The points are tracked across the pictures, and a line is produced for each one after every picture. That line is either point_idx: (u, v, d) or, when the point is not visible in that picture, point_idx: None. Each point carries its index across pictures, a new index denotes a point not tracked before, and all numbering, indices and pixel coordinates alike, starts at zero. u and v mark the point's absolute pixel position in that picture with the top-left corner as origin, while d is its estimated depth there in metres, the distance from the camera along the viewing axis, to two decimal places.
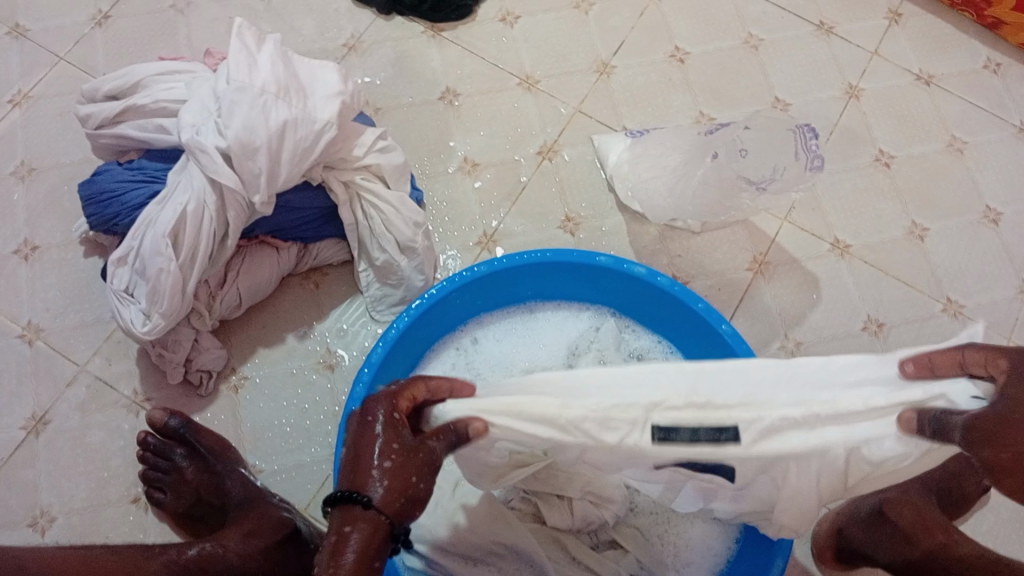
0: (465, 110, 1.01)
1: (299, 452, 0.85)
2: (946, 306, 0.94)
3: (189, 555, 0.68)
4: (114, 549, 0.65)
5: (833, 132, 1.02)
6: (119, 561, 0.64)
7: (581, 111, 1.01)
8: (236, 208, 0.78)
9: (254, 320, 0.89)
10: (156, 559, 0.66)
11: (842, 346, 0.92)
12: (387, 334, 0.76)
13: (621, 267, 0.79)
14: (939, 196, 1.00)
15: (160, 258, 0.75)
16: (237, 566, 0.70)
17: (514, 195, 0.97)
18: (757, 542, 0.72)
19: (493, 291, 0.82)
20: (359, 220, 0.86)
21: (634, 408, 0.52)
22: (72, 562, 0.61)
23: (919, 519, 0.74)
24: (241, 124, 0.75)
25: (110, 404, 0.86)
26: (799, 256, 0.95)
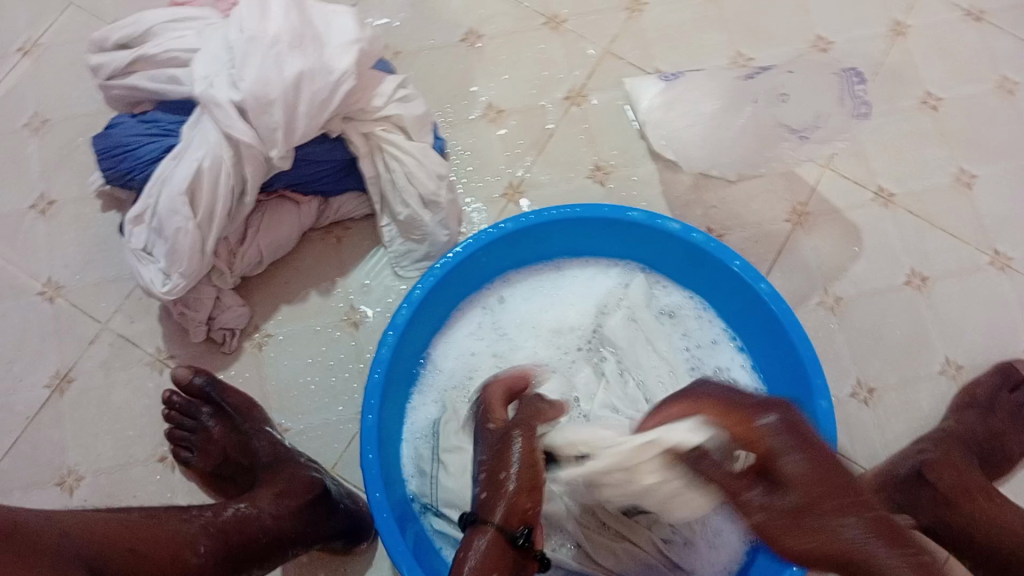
0: (489, 53, 0.96)
1: (324, 411, 0.84)
2: (993, 259, 0.90)
3: (225, 517, 0.68)
4: (151, 512, 0.64)
5: (878, 72, 0.97)
6: (159, 528, 0.62)
7: (611, 53, 0.96)
8: (253, 163, 0.74)
9: (275, 277, 0.87)
10: (193, 522, 0.65)
11: (883, 301, 0.88)
12: (411, 295, 0.73)
13: (654, 223, 0.76)
14: (988, 140, 0.94)
15: (177, 217, 0.73)
16: (271, 530, 0.70)
17: (541, 143, 0.93)
18: None
19: (519, 249, 0.80)
20: (381, 173, 0.83)
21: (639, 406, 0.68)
22: (113, 530, 0.59)
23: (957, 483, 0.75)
24: (255, 76, 0.72)
25: (132, 362, 0.85)
26: (839, 205, 0.91)
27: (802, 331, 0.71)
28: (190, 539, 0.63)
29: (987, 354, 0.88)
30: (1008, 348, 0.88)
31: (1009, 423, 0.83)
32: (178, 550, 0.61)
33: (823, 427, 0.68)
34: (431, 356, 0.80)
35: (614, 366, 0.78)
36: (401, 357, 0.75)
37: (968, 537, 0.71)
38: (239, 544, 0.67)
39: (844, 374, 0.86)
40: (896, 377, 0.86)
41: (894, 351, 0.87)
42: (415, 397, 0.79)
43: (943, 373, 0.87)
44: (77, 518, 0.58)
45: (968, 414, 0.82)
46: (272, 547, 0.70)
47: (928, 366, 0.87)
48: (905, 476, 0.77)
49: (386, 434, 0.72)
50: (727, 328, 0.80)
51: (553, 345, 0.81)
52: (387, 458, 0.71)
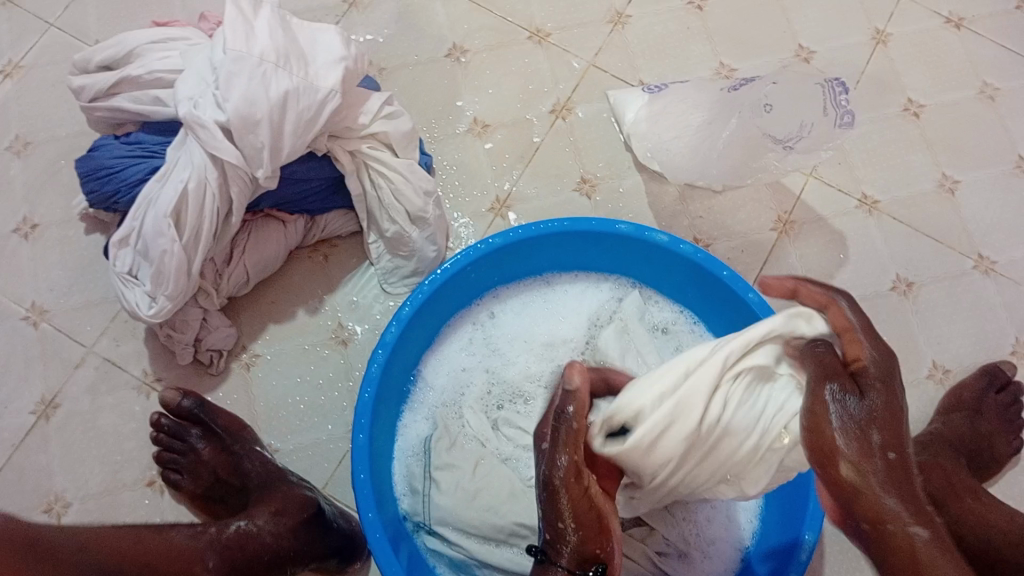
0: (474, 68, 0.96)
1: (314, 431, 0.83)
2: (977, 263, 0.91)
3: (229, 534, 0.68)
4: (161, 527, 0.65)
5: (861, 80, 0.97)
6: (169, 542, 0.63)
7: (595, 66, 0.97)
8: (239, 184, 0.74)
9: (263, 296, 0.87)
10: (201, 538, 0.65)
11: (871, 308, 0.89)
12: (401, 313, 0.73)
13: (642, 235, 0.76)
14: (970, 145, 0.95)
15: (163, 239, 0.73)
16: (271, 549, 0.70)
17: (528, 157, 0.93)
18: (785, 511, 0.71)
19: (508, 264, 0.79)
20: (367, 190, 0.83)
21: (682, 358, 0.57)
22: (127, 542, 0.60)
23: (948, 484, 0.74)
24: (241, 96, 0.71)
25: (120, 385, 0.84)
26: (825, 214, 0.92)
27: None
28: (196, 554, 0.64)
29: (974, 358, 0.88)
30: (994, 352, 0.89)
31: (996, 425, 0.84)
32: (186, 565, 0.63)
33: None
34: (422, 374, 0.80)
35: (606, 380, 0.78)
36: (391, 376, 0.74)
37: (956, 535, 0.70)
38: (244, 559, 0.67)
39: None
40: None
41: None
42: (407, 415, 0.79)
43: (931, 377, 0.87)
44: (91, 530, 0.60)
45: (956, 416, 0.83)
46: (276, 566, 0.70)
47: (915, 371, 0.87)
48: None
49: (377, 453, 0.72)
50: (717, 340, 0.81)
51: (544, 360, 0.81)
52: (379, 477, 0.71)
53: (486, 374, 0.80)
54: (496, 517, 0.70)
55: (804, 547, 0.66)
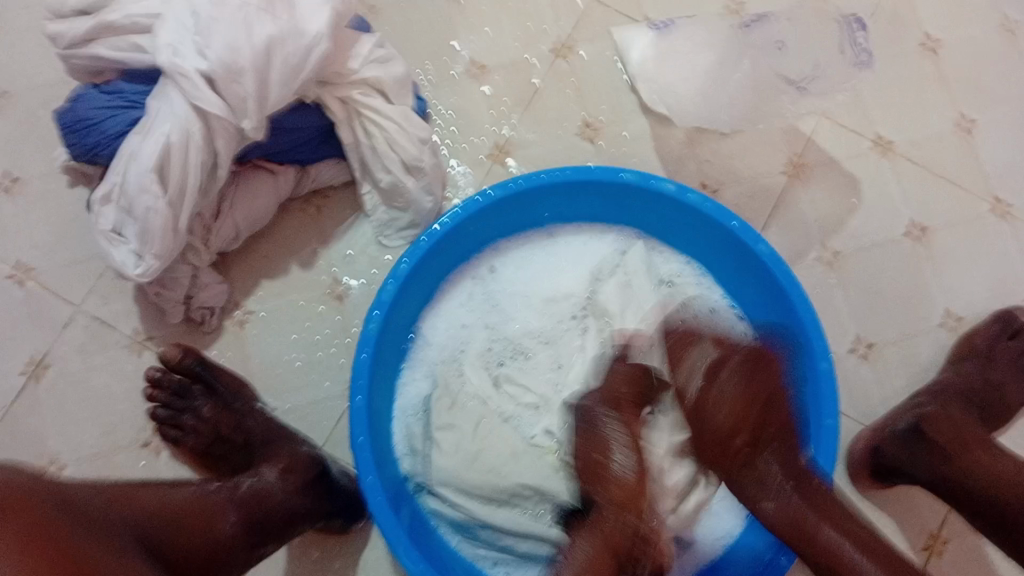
0: (469, 5, 0.91)
1: (313, 389, 0.81)
2: (994, 207, 0.88)
3: (244, 490, 0.67)
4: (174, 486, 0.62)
5: (876, 14, 0.92)
6: (186, 500, 0.61)
7: (598, 2, 0.92)
8: (225, 136, 0.70)
9: (255, 250, 0.84)
10: (218, 494, 0.64)
11: (884, 255, 0.86)
12: (397, 270, 0.70)
13: (648, 185, 0.73)
14: (990, 83, 0.91)
15: (147, 196, 0.69)
16: (282, 508, 0.68)
17: (527, 100, 0.89)
18: None
19: (507, 217, 0.76)
20: (360, 139, 0.79)
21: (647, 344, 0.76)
22: (152, 500, 0.58)
23: (954, 434, 0.73)
24: (224, 43, 0.67)
25: (110, 345, 0.81)
26: (838, 157, 0.88)
27: (802, 291, 0.69)
28: (218, 509, 0.63)
29: (988, 306, 0.86)
30: (1010, 299, 0.86)
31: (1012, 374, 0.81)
32: (211, 521, 0.62)
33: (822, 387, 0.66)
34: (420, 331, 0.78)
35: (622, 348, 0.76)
36: (389, 335, 0.72)
37: (967, 490, 0.69)
38: (260, 515, 0.66)
39: (843, 331, 0.84)
40: (896, 331, 0.84)
41: (895, 304, 0.85)
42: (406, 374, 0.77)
43: (944, 326, 0.85)
44: (117, 487, 0.57)
45: (969, 363, 0.80)
46: (287, 522, 0.69)
47: (928, 320, 0.85)
48: (901, 431, 0.76)
49: (376, 413, 0.70)
50: (726, 293, 0.79)
51: (547, 316, 0.78)
52: (379, 437, 0.69)
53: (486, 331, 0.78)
54: (499, 479, 0.69)
55: None
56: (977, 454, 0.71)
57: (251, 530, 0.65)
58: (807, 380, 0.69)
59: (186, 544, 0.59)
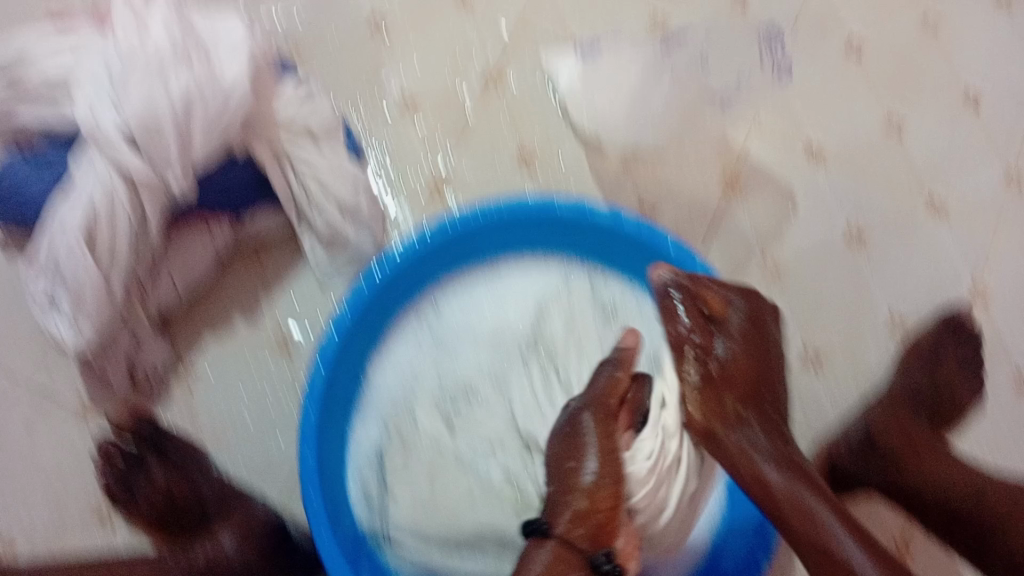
0: (396, 41, 0.91)
1: (267, 445, 0.81)
2: (929, 204, 0.89)
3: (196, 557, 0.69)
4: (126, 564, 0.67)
5: (799, 21, 0.93)
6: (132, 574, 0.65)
7: (524, 28, 0.92)
8: (152, 194, 0.69)
9: (198, 307, 0.83)
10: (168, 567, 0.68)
11: (824, 263, 0.87)
12: (337, 323, 0.70)
13: (584, 213, 0.74)
14: (914, 80, 0.92)
15: (76, 269, 0.69)
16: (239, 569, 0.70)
17: (462, 133, 0.89)
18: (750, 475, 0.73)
19: (446, 258, 0.76)
20: (296, 191, 0.77)
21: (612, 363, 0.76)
22: None
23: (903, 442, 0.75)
24: (140, 100, 0.66)
25: (56, 418, 0.80)
26: (772, 167, 0.89)
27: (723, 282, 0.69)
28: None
29: (930, 301, 0.87)
30: (952, 293, 0.87)
31: (957, 368, 0.83)
32: None
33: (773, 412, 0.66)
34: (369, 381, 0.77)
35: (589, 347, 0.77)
36: (334, 390, 0.71)
37: (920, 493, 0.71)
38: None
39: (790, 341, 0.85)
40: (842, 336, 0.85)
41: (839, 311, 0.86)
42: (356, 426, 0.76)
43: (890, 325, 0.86)
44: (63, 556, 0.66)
45: (914, 366, 0.83)
46: None
47: (875, 318, 0.86)
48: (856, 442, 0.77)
49: (326, 470, 0.69)
50: None
51: (496, 354, 0.78)
52: (331, 494, 0.68)
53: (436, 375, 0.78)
54: (459, 522, 0.71)
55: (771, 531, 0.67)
56: (925, 461, 0.73)
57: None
58: None
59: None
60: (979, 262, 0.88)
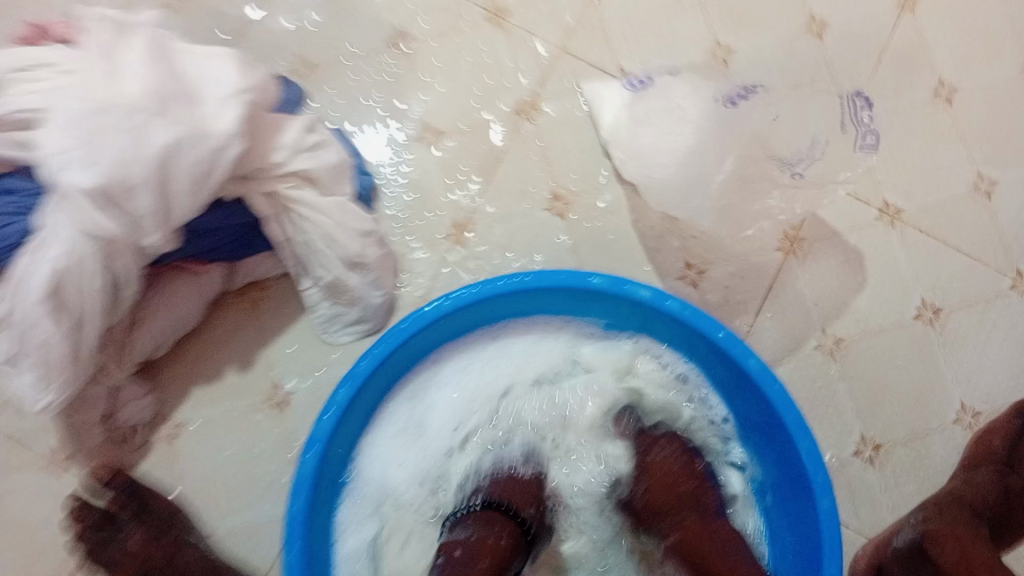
0: (420, 60, 0.81)
1: (252, 511, 0.73)
2: (1016, 282, 0.78)
3: None
4: None
5: (883, 59, 0.81)
6: None
7: (566, 52, 0.81)
8: (126, 257, 0.61)
9: (184, 354, 0.75)
10: None
11: (889, 341, 0.77)
12: (334, 400, 0.62)
13: (621, 290, 0.64)
14: (1010, 137, 0.81)
15: (38, 329, 0.60)
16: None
17: (490, 169, 0.79)
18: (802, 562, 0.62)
19: (458, 323, 0.68)
20: (293, 236, 0.69)
21: (542, 354, 0.71)
22: None
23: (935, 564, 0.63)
24: (113, 159, 0.56)
25: (25, 468, 0.73)
26: (840, 227, 0.78)
27: (761, 362, 0.62)
28: None
29: (1008, 395, 0.76)
30: None
31: None
32: None
33: (825, 529, 0.58)
34: (356, 462, 0.67)
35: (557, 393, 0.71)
36: (324, 475, 0.63)
37: None
38: None
39: (847, 430, 0.75)
40: (906, 431, 0.75)
41: (904, 397, 0.76)
42: (345, 510, 0.66)
43: (957, 423, 0.75)
44: None
45: (980, 473, 0.71)
46: None
47: (941, 416, 0.76)
48: (903, 547, 0.68)
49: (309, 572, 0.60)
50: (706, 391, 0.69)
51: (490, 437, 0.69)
52: None
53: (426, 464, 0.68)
54: None
55: None
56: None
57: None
58: (808, 521, 0.61)
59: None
60: None
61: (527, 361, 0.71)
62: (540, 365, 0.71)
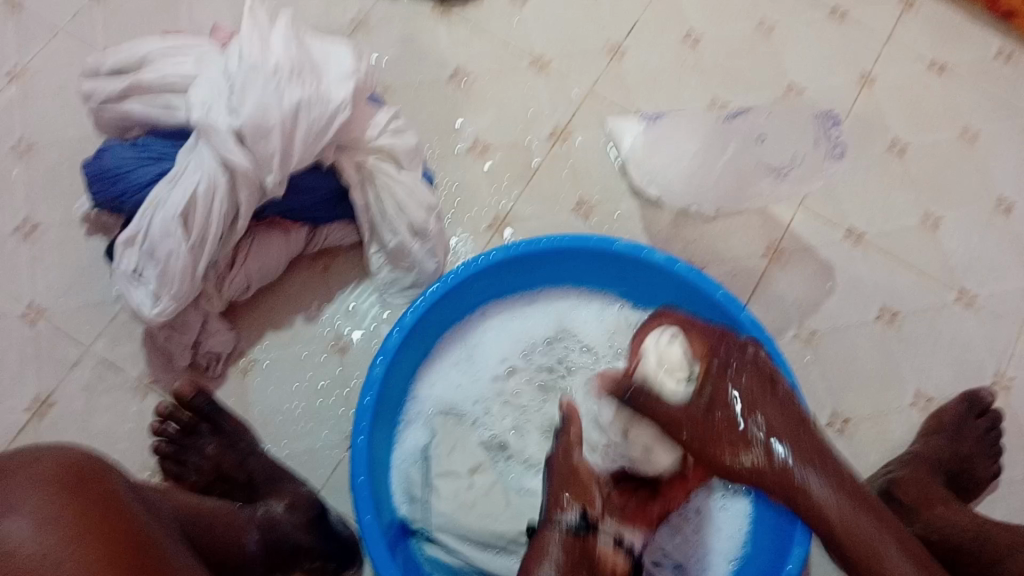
0: (475, 91, 0.99)
1: (310, 438, 0.83)
2: (959, 296, 0.94)
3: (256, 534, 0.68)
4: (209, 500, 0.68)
5: (848, 118, 1.01)
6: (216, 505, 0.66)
7: (594, 94, 1.00)
8: (248, 188, 0.75)
9: (261, 304, 0.87)
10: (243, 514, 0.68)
11: (855, 336, 0.91)
12: (402, 322, 0.75)
13: (640, 254, 0.79)
14: (952, 185, 0.99)
15: (171, 240, 0.74)
16: (290, 537, 0.71)
17: (527, 177, 0.96)
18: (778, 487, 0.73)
19: (506, 278, 0.82)
20: (371, 203, 0.84)
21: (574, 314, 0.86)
22: (191, 500, 0.63)
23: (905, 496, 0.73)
24: (255, 105, 0.72)
25: (114, 388, 0.84)
26: (813, 243, 0.94)
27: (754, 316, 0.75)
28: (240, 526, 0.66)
29: (956, 387, 0.90)
30: (977, 381, 0.91)
31: (977, 447, 0.84)
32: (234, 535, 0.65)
33: None
34: (417, 385, 0.82)
35: (576, 351, 0.85)
36: (390, 383, 0.75)
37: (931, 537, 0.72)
38: (274, 541, 0.69)
39: (819, 406, 0.88)
40: (869, 409, 0.88)
41: (868, 381, 0.89)
42: (403, 421, 0.80)
43: (914, 405, 0.89)
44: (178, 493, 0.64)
45: (936, 438, 0.84)
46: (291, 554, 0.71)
47: (899, 399, 0.89)
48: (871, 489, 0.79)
49: (374, 462, 0.72)
50: None
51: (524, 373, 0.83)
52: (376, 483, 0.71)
53: (472, 401, 0.82)
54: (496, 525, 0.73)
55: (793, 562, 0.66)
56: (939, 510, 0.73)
57: (267, 552, 0.69)
58: None
59: (211, 541, 0.63)
60: (1003, 357, 0.91)
61: (562, 318, 0.86)
62: (569, 323, 0.86)
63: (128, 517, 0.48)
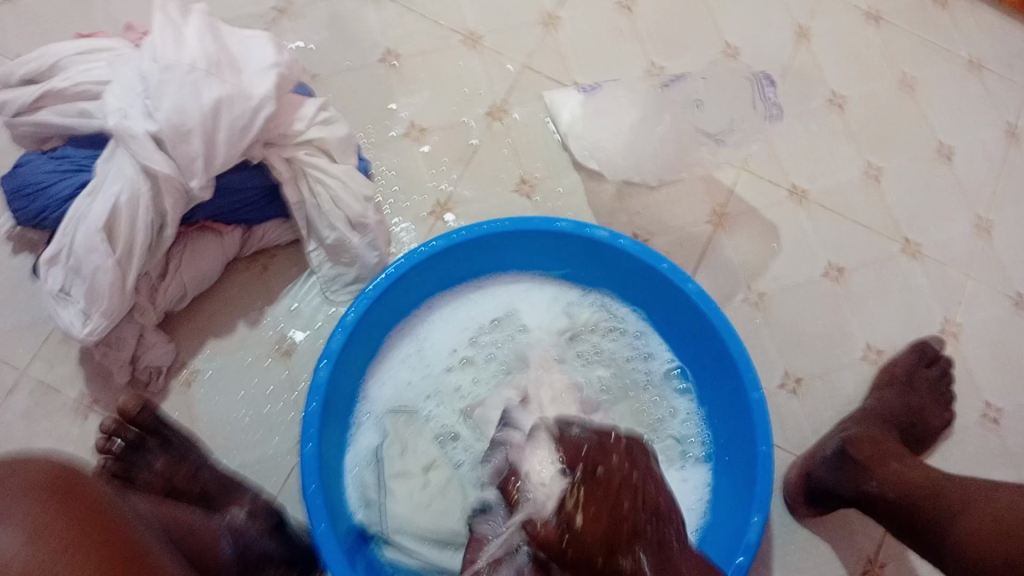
0: (407, 73, 0.96)
1: (261, 446, 0.82)
2: (904, 247, 0.94)
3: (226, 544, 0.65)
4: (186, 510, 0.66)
5: (786, 74, 1.00)
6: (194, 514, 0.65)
7: (530, 67, 0.98)
8: (173, 195, 0.72)
9: (200, 311, 0.85)
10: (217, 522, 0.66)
11: (804, 295, 0.91)
12: (344, 321, 0.73)
13: (582, 232, 0.77)
14: (892, 135, 0.99)
15: (95, 255, 0.71)
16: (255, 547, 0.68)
17: (466, 159, 0.94)
18: (734, 455, 0.75)
19: (447, 268, 0.81)
20: (306, 199, 0.81)
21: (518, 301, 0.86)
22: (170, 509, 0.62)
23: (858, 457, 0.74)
24: (173, 107, 0.69)
25: (55, 410, 0.81)
26: (757, 205, 0.94)
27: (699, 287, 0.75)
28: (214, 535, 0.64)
29: (906, 337, 0.91)
30: (926, 330, 0.91)
31: (929, 398, 0.85)
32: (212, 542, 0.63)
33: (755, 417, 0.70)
34: (366, 385, 0.80)
35: (521, 337, 0.84)
36: (337, 385, 0.74)
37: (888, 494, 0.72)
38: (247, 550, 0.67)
39: (773, 368, 0.88)
40: (822, 366, 0.89)
41: (820, 339, 0.90)
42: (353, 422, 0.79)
43: (865, 359, 0.90)
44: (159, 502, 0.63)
45: (889, 391, 0.85)
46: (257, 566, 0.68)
47: (850, 354, 0.90)
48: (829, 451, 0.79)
49: (325, 467, 0.71)
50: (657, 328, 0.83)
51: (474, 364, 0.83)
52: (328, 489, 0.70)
53: (423, 397, 0.82)
54: (453, 521, 0.73)
55: (753, 529, 0.66)
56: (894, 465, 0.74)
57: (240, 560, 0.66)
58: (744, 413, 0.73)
59: (193, 545, 0.61)
60: (951, 304, 0.92)
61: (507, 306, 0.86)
62: (516, 309, 0.86)
63: (119, 526, 0.45)
